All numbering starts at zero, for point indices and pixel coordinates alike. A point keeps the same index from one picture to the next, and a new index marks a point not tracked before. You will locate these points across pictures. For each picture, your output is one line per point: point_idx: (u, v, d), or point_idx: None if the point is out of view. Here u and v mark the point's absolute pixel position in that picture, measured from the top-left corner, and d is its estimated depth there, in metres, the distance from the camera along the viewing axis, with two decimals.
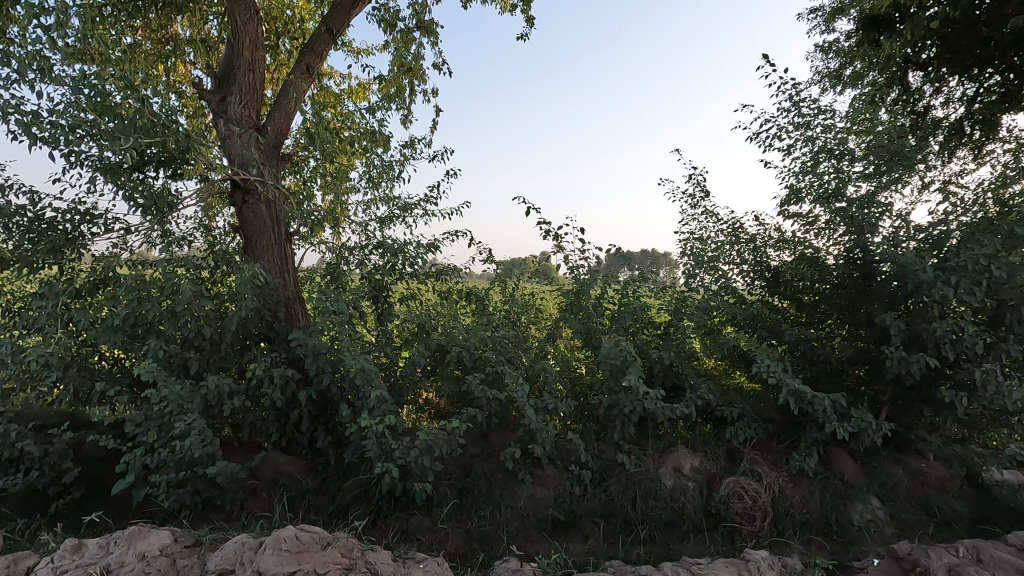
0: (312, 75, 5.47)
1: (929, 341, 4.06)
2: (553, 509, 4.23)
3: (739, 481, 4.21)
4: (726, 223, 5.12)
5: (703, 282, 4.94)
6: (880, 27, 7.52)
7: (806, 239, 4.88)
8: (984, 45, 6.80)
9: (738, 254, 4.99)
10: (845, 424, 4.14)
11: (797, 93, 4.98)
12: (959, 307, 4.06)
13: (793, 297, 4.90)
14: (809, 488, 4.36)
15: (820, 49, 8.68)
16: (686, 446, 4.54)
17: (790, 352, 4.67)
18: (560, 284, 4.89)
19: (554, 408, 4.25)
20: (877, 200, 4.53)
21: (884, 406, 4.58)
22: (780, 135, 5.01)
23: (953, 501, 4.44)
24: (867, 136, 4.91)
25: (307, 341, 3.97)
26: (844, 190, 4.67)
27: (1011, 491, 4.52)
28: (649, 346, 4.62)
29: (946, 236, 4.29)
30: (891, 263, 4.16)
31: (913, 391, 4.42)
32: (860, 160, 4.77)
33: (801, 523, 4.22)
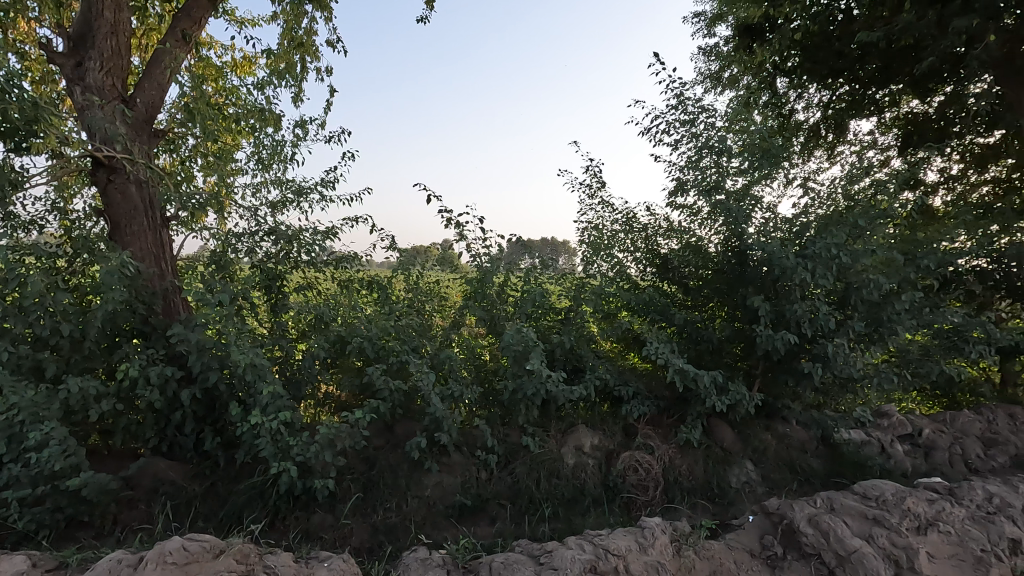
0: (189, 44, 4.95)
1: (792, 320, 4.57)
2: (460, 495, 4.28)
3: (634, 454, 4.54)
4: (620, 213, 5.38)
5: (600, 270, 5.20)
6: (753, 35, 8.21)
7: (691, 228, 5.26)
8: (836, 58, 7.68)
9: (631, 242, 5.32)
10: (723, 398, 4.57)
11: (683, 92, 5.30)
12: (815, 290, 4.60)
13: (680, 283, 5.28)
14: (694, 458, 4.78)
15: (703, 52, 9.41)
16: (586, 426, 4.79)
17: (678, 334, 5.05)
18: (463, 272, 4.86)
19: (459, 395, 4.30)
20: (750, 193, 5.00)
21: (757, 379, 5.06)
22: (668, 131, 5.31)
23: (810, 459, 5.07)
24: (743, 134, 5.37)
25: (189, 336, 3.63)
26: (723, 183, 5.09)
27: (856, 447, 5.23)
28: (551, 332, 4.78)
29: (806, 227, 4.83)
30: (760, 251, 4.62)
31: (779, 364, 4.93)
32: (737, 157, 5.21)
33: (687, 489, 4.61)
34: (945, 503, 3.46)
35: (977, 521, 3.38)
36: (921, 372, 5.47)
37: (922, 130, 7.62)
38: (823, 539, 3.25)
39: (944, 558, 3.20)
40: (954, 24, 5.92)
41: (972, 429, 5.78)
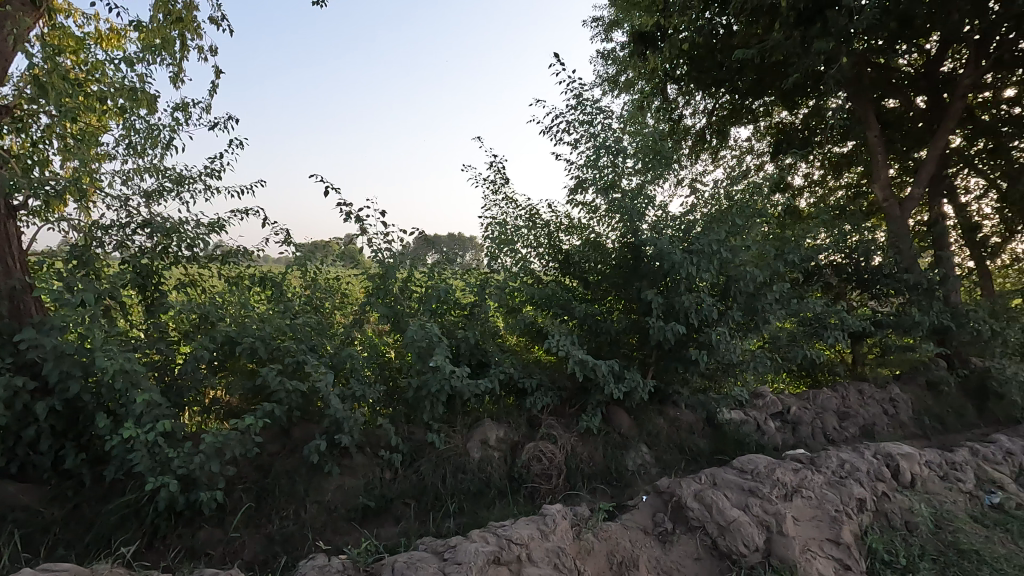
0: (39, 9, 4.35)
1: (681, 311, 4.89)
2: (363, 497, 4.17)
3: (538, 445, 4.69)
4: (524, 209, 5.48)
5: (504, 264, 5.26)
6: (647, 43, 8.55)
7: (590, 225, 5.47)
8: (718, 69, 8.36)
9: (535, 238, 5.44)
10: (620, 386, 4.81)
11: (582, 92, 5.49)
12: (700, 283, 4.97)
13: (581, 277, 5.48)
14: (595, 445, 5.00)
15: (601, 55, 9.80)
16: (492, 420, 4.84)
17: (579, 327, 5.23)
18: (365, 268, 4.62)
19: (361, 394, 4.17)
20: (643, 192, 5.29)
21: (651, 366, 5.36)
22: (568, 130, 5.48)
23: (698, 440, 5.48)
24: (637, 136, 5.67)
25: (43, 341, 3.19)
26: (619, 182, 5.34)
27: (736, 426, 5.73)
28: (456, 327, 4.78)
29: (692, 225, 5.21)
30: (653, 246, 4.91)
31: (670, 352, 5.27)
32: (631, 157, 5.49)
33: (588, 475, 4.82)
34: (807, 471, 3.77)
35: (832, 485, 3.70)
36: (789, 356, 6.10)
37: (790, 137, 8.84)
38: (706, 512, 3.44)
39: (807, 521, 3.46)
40: (815, 45, 6.62)
41: (829, 404, 6.55)
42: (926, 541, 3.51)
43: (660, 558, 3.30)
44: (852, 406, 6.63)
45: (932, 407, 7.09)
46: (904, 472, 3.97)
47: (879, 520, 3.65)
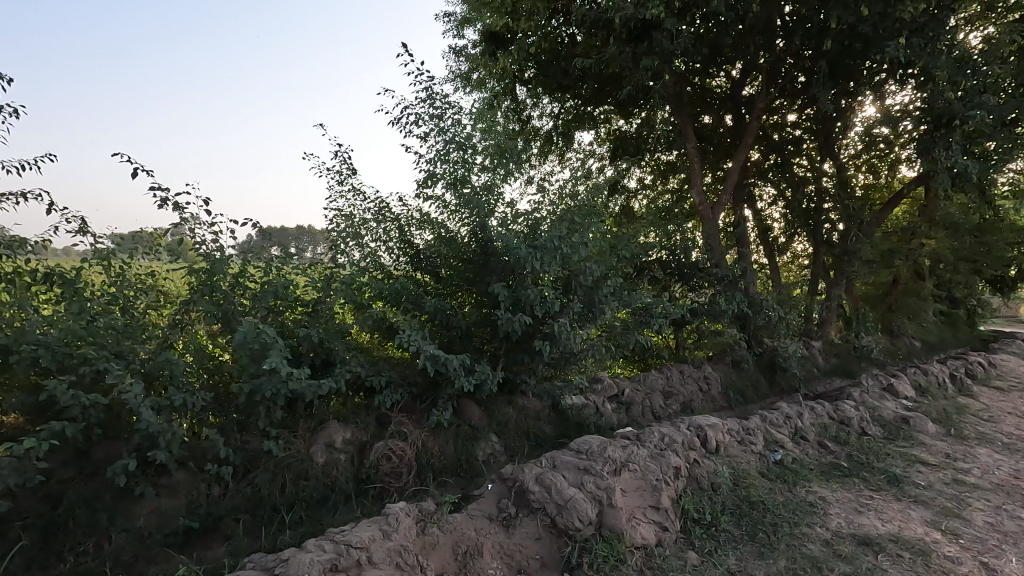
0: None
1: (526, 304, 5.11)
2: (185, 518, 3.76)
3: (387, 444, 4.61)
4: (372, 202, 5.31)
5: (352, 259, 5.05)
6: (498, 43, 8.67)
7: (441, 220, 5.46)
8: (564, 75, 8.93)
9: (384, 232, 5.33)
10: (470, 378, 4.88)
11: (431, 85, 5.43)
12: (544, 277, 5.23)
13: (432, 272, 5.45)
14: (446, 438, 5.03)
15: (453, 51, 9.86)
16: (337, 421, 4.64)
17: (430, 322, 5.21)
18: (190, 262, 4.13)
19: (182, 404, 3.72)
20: (491, 189, 5.41)
21: (501, 358, 5.52)
22: (417, 122, 5.39)
23: (544, 425, 5.78)
24: (486, 133, 5.77)
25: None
26: (468, 178, 5.40)
27: (578, 409, 6.16)
28: (297, 326, 4.48)
29: (538, 222, 5.45)
30: (501, 242, 5.04)
31: (517, 344, 5.47)
32: (481, 154, 5.58)
33: (438, 469, 4.84)
34: (633, 447, 4.16)
35: (653, 457, 4.12)
36: (623, 342, 6.71)
37: (626, 144, 9.80)
38: (546, 493, 3.63)
39: (632, 491, 3.82)
40: (643, 61, 7.32)
41: (656, 384, 7.34)
42: (726, 498, 4.11)
43: (503, 542, 3.41)
44: (674, 385, 7.50)
45: (736, 382, 8.29)
46: (710, 440, 4.58)
47: (691, 483, 4.16)
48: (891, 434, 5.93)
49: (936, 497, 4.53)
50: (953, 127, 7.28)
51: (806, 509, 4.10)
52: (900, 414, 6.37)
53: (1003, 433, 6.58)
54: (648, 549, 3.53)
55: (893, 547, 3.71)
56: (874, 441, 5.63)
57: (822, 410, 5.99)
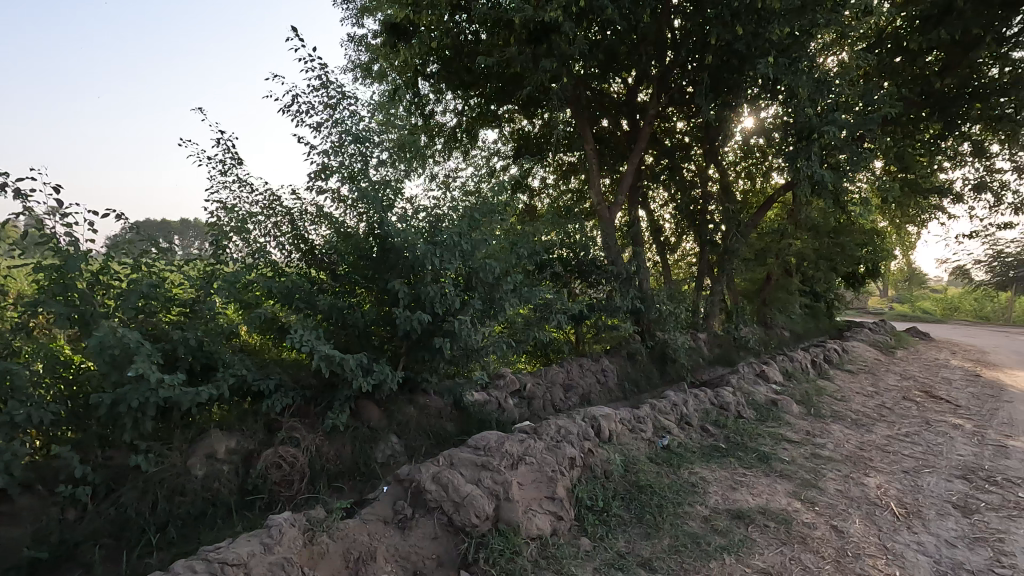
0: None
1: (426, 301, 5.02)
2: (32, 548, 3.33)
3: (277, 451, 4.34)
4: (261, 195, 4.99)
5: (237, 255, 4.72)
6: (399, 34, 8.38)
7: (337, 214, 5.23)
8: (466, 73, 8.96)
9: (274, 226, 5.05)
10: (367, 378, 4.71)
11: (324, 73, 5.16)
12: (445, 274, 5.18)
13: (328, 269, 5.22)
14: (342, 442, 4.83)
15: (352, 40, 9.52)
16: (220, 429, 4.31)
17: (324, 321, 4.98)
18: (37, 258, 3.65)
19: (26, 420, 3.27)
20: (390, 184, 5.27)
21: (402, 357, 5.40)
22: (310, 112, 5.12)
23: (445, 423, 5.74)
24: (386, 126, 5.59)
25: None
26: (366, 172, 5.22)
27: (480, 406, 6.18)
28: (171, 328, 4.10)
29: (439, 219, 5.38)
30: (399, 238, 4.92)
31: (418, 341, 5.37)
32: (379, 148, 5.41)
33: (334, 475, 4.65)
34: (530, 440, 4.25)
35: (550, 449, 4.24)
36: (524, 338, 6.83)
37: (528, 144, 10.19)
38: (443, 492, 3.60)
39: (529, 484, 3.90)
40: (542, 62, 7.50)
41: (557, 378, 7.55)
42: (618, 484, 4.32)
43: (398, 545, 3.34)
44: (574, 378, 7.75)
45: (631, 374, 8.72)
46: (603, 429, 4.80)
47: (585, 472, 4.33)
48: (762, 416, 6.56)
49: (797, 470, 5.06)
50: (812, 140, 8.16)
51: (688, 489, 4.41)
52: (770, 397, 7.05)
53: (852, 410, 7.50)
54: (543, 539, 3.62)
55: (761, 518, 4.10)
56: (748, 424, 6.18)
57: (705, 397, 6.48)
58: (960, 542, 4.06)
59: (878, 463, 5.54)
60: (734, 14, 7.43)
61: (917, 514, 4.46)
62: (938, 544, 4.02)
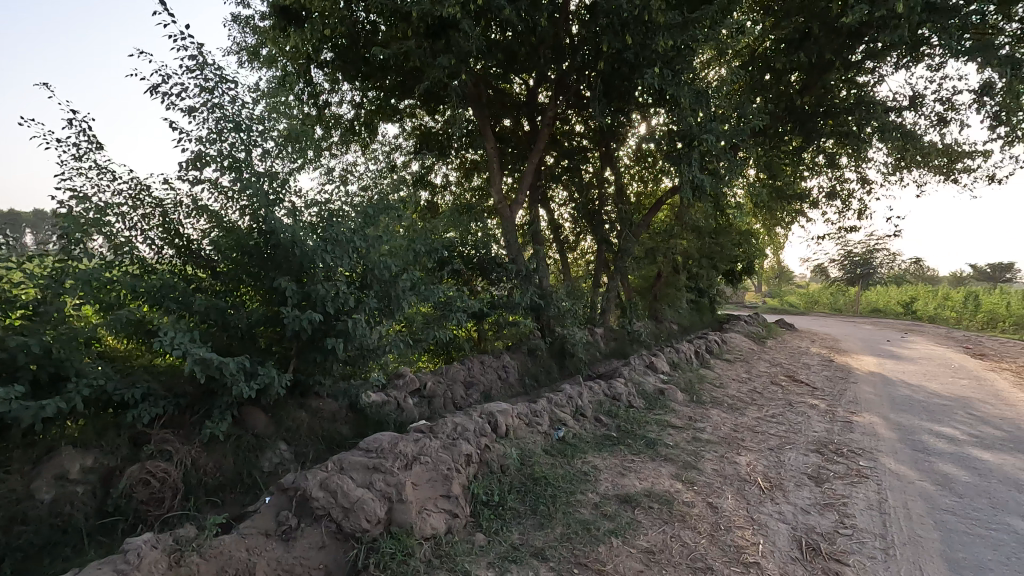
0: None
1: (316, 300, 4.77)
2: None
3: (144, 467, 3.89)
4: (125, 184, 4.50)
5: (94, 250, 4.22)
6: (290, 18, 8.02)
7: (216, 208, 4.81)
8: (362, 64, 8.66)
9: (140, 219, 4.58)
10: (251, 383, 4.38)
11: (200, 54, 4.71)
12: (337, 271, 4.95)
13: (207, 266, 4.81)
14: (223, 452, 4.48)
15: (237, 21, 8.86)
16: (74, 447, 3.85)
17: (201, 323, 4.59)
18: None
19: None
20: (277, 176, 4.95)
21: (291, 360, 5.10)
22: (183, 95, 4.66)
23: (340, 427, 5.52)
24: (274, 115, 5.22)
25: None
26: (249, 163, 4.86)
27: (378, 407, 6.00)
28: (8, 334, 3.58)
29: (332, 214, 5.13)
30: (286, 234, 4.63)
31: (309, 342, 5.10)
32: (265, 137, 5.04)
33: (213, 488, 4.29)
34: (426, 439, 4.19)
35: (446, 448, 4.21)
36: (423, 336, 6.74)
37: (430, 140, 10.14)
38: (331, 498, 3.46)
39: (423, 484, 3.85)
40: (440, 58, 7.44)
41: (458, 375, 7.53)
42: (513, 478, 4.39)
43: (281, 558, 3.16)
44: (475, 375, 7.77)
45: (532, 369, 8.90)
46: (500, 425, 4.86)
47: (482, 468, 4.35)
48: (651, 405, 6.98)
49: (679, 453, 5.44)
50: (693, 147, 8.77)
51: (580, 478, 4.59)
52: (658, 387, 7.52)
53: (729, 396, 8.19)
54: (437, 539, 3.59)
55: (646, 501, 4.35)
56: (638, 412, 6.55)
57: (599, 389, 6.77)
58: (812, 509, 4.58)
59: (748, 443, 6.10)
60: (623, 25, 7.82)
61: (779, 486, 4.97)
62: (794, 512, 4.50)
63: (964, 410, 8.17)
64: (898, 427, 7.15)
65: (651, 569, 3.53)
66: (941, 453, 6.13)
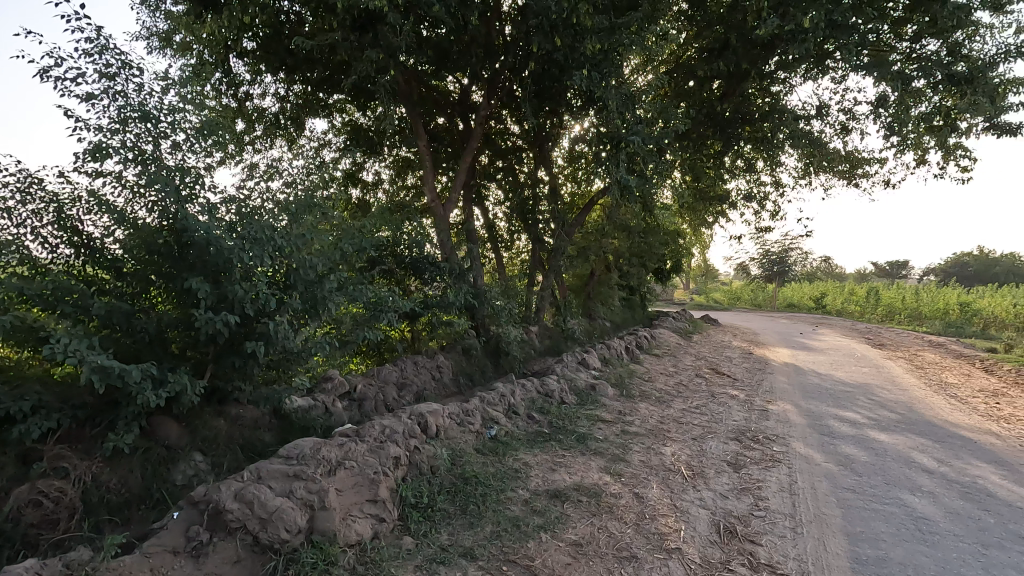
0: None
1: (234, 301, 4.51)
2: None
3: (35, 486, 3.57)
4: (11, 177, 4.07)
5: None
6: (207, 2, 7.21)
7: (120, 203, 4.42)
8: (287, 55, 8.27)
9: (30, 216, 4.16)
10: (159, 392, 4.08)
11: (98, 36, 4.29)
12: (257, 271, 4.69)
13: (110, 266, 4.43)
14: (129, 466, 4.16)
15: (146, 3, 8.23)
16: None
17: (103, 328, 4.23)
18: None
19: None
20: (190, 171, 4.62)
21: (207, 365, 4.80)
22: (79, 80, 4.23)
23: (263, 434, 5.26)
24: (189, 105, 4.86)
25: None
26: (157, 156, 4.51)
27: (304, 412, 5.76)
28: None
29: (252, 212, 4.86)
30: (200, 231, 4.33)
31: (226, 346, 4.82)
32: (176, 129, 4.68)
33: (117, 506, 3.98)
34: (351, 443, 4.07)
35: (373, 451, 4.11)
36: (352, 338, 6.54)
37: (360, 136, 9.87)
38: (247, 509, 3.29)
39: (348, 489, 3.74)
40: (367, 52, 7.25)
41: (390, 377, 7.37)
42: (443, 479, 4.35)
43: None
44: (408, 376, 7.64)
45: (466, 368, 8.83)
46: (430, 425, 4.79)
47: (410, 470, 4.28)
48: (582, 400, 7.12)
49: (608, 447, 5.59)
50: (621, 148, 8.98)
51: (511, 475, 4.61)
52: (589, 382, 7.70)
53: (656, 389, 8.50)
54: (362, 545, 3.51)
55: (575, 495, 4.44)
56: (569, 408, 6.67)
57: (531, 386, 6.83)
58: (730, 494, 4.83)
59: (673, 434, 6.35)
60: (553, 26, 7.93)
61: (700, 474, 5.21)
62: (714, 497, 4.73)
63: (865, 396, 8.88)
64: (808, 413, 7.67)
65: (579, 561, 3.60)
66: (844, 436, 6.63)
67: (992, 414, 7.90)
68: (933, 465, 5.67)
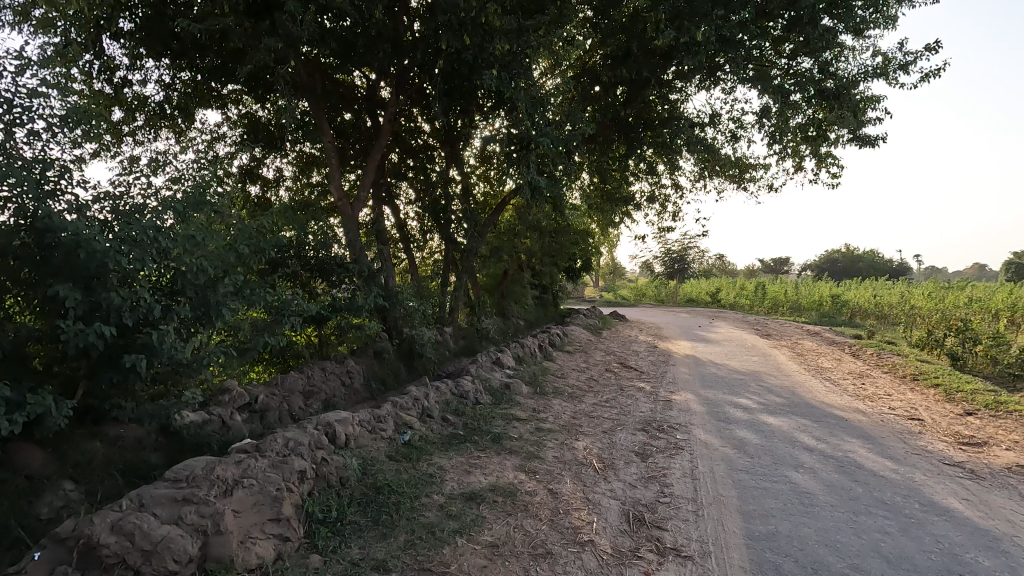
0: None
1: (109, 310, 4.03)
2: None
3: None
4: None
5: None
6: None
7: None
8: (172, 39, 7.58)
9: None
10: (16, 416, 3.57)
11: None
12: (139, 276, 4.22)
13: None
14: None
15: None
16: None
17: None
18: None
19: None
20: (53, 163, 4.08)
21: (78, 382, 4.28)
22: None
23: (148, 455, 4.77)
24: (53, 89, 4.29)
25: None
26: (10, 146, 3.91)
27: (197, 428, 5.29)
28: None
29: (132, 210, 4.37)
30: (68, 232, 3.84)
31: (101, 360, 4.30)
32: (37, 116, 4.10)
33: None
34: (250, 460, 3.79)
35: (274, 467, 3.85)
36: (251, 345, 6.10)
37: (258, 129, 9.25)
38: (127, 542, 2.97)
39: (247, 509, 3.48)
40: (265, 40, 6.79)
41: (295, 386, 6.95)
42: (352, 490, 4.17)
43: None
44: (315, 383, 7.25)
45: (377, 372, 8.52)
46: (338, 435, 4.57)
47: (317, 484, 4.06)
48: (497, 400, 7.13)
49: (522, 445, 5.63)
50: (530, 150, 9.07)
51: (424, 481, 4.51)
52: (504, 381, 7.72)
53: (569, 386, 8.70)
54: (264, 568, 3.30)
55: (490, 496, 4.43)
56: (484, 409, 6.65)
57: (445, 388, 6.74)
58: (639, 483, 5.04)
59: (585, 429, 6.52)
60: (461, 25, 7.88)
61: (611, 466, 5.39)
62: (624, 488, 4.92)
63: (756, 383, 9.62)
64: (707, 402, 8.18)
65: (494, 562, 3.59)
66: (738, 422, 7.14)
67: (860, 394, 8.82)
68: (812, 443, 6.26)
